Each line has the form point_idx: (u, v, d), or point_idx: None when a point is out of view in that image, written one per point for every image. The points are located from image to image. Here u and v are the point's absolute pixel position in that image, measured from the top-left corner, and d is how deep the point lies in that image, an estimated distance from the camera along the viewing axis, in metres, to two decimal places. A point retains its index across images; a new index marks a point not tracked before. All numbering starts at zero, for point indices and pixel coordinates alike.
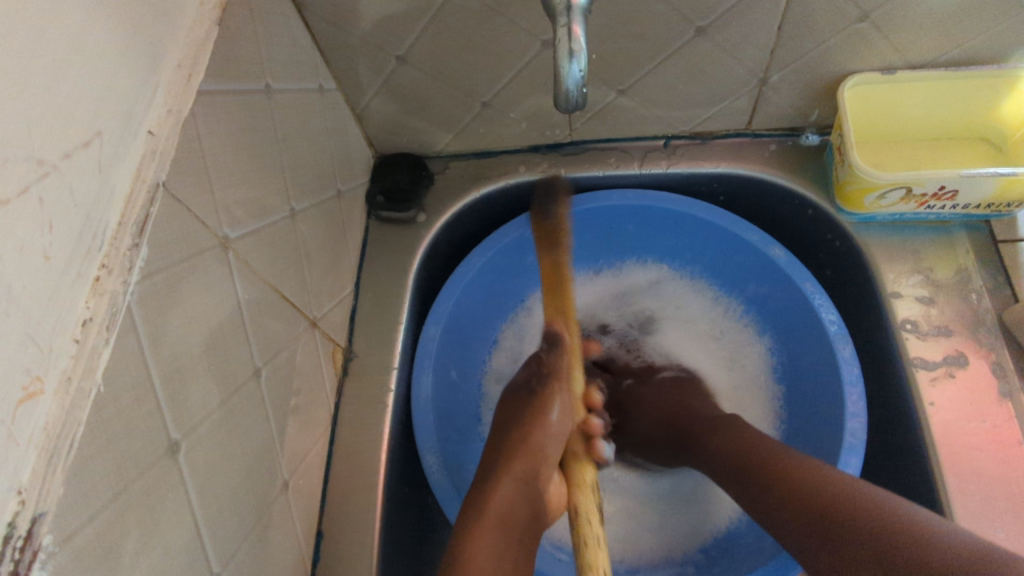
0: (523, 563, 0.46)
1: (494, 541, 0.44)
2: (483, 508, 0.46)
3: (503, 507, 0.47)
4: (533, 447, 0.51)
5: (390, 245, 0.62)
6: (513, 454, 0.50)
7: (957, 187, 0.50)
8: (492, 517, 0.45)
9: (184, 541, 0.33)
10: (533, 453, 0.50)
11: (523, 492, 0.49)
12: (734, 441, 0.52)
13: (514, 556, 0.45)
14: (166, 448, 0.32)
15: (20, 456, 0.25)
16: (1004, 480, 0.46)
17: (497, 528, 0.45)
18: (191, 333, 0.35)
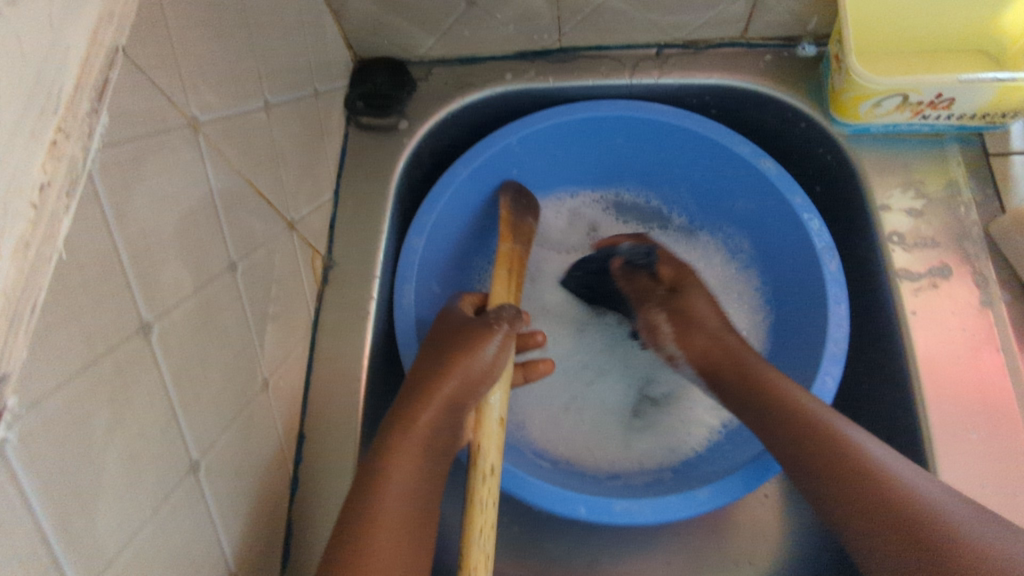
0: (432, 496, 0.45)
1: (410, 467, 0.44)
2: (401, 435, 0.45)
3: (422, 432, 0.45)
4: (471, 373, 0.47)
5: (371, 155, 0.60)
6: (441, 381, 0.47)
7: (954, 95, 0.49)
8: (407, 448, 0.44)
9: (161, 423, 0.33)
10: (464, 378, 0.47)
11: (448, 419, 0.46)
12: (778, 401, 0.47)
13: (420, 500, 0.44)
14: (137, 327, 0.31)
15: None
16: (979, 385, 0.47)
17: (413, 459, 0.44)
18: (160, 212, 0.34)
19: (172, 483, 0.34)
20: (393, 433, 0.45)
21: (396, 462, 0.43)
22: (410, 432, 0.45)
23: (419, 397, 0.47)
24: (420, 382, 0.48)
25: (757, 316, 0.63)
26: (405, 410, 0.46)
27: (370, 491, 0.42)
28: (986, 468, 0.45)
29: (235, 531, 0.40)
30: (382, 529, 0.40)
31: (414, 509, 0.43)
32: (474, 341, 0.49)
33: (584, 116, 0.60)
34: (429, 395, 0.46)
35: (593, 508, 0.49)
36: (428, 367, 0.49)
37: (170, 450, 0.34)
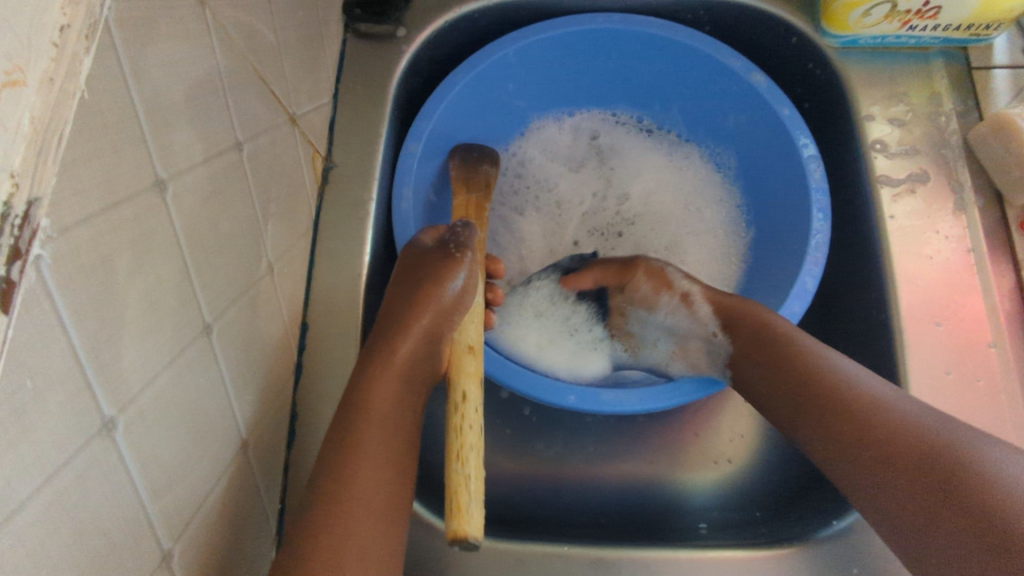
0: (411, 429, 0.45)
1: (391, 397, 0.44)
2: (380, 364, 0.45)
3: (402, 364, 0.45)
4: (444, 302, 0.48)
5: (369, 62, 0.60)
6: (415, 312, 0.47)
7: (942, 3, 0.50)
8: (386, 378, 0.45)
9: (176, 279, 0.35)
10: (438, 309, 0.47)
11: (425, 350, 0.47)
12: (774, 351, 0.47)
13: (402, 438, 0.44)
14: (153, 182, 0.33)
15: (11, 139, 0.24)
16: (948, 282, 0.50)
17: (392, 393, 0.44)
18: (170, 76, 0.34)
19: (187, 338, 0.35)
20: (370, 365, 0.45)
21: (374, 392, 0.44)
22: (388, 364, 0.45)
23: (393, 329, 0.47)
24: (392, 315, 0.48)
25: (737, 225, 0.66)
26: (380, 345, 0.46)
27: (354, 415, 0.42)
28: (952, 357, 0.48)
29: (244, 401, 0.42)
30: (365, 451, 0.41)
31: (397, 441, 0.43)
32: (444, 270, 0.49)
33: (582, 27, 0.60)
34: (406, 326, 0.47)
35: (583, 397, 0.52)
36: (399, 301, 0.49)
37: (186, 307, 0.35)
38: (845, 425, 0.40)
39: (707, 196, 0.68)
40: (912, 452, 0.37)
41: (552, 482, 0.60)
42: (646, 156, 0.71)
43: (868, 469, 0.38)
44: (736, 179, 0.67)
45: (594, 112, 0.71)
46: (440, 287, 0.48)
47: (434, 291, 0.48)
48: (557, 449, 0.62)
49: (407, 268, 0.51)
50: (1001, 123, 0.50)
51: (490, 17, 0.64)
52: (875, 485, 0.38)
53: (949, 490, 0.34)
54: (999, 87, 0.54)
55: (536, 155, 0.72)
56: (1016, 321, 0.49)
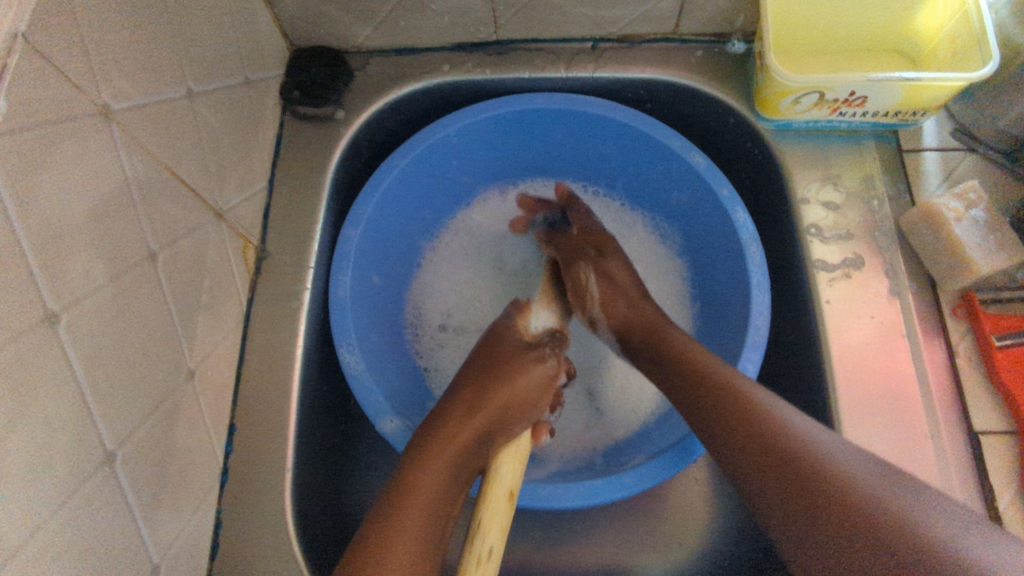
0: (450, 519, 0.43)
1: (439, 475, 0.43)
2: (438, 444, 0.45)
3: (461, 447, 0.45)
4: (515, 400, 0.51)
5: (307, 146, 0.59)
6: (486, 403, 0.50)
7: (866, 93, 0.51)
8: (443, 456, 0.44)
9: (70, 411, 0.33)
10: (515, 413, 0.50)
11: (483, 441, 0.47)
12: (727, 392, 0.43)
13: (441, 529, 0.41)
14: (42, 318, 0.31)
15: None
16: (884, 370, 0.50)
17: (444, 474, 0.43)
18: (69, 202, 0.33)
19: (83, 472, 0.34)
20: (426, 442, 0.45)
21: (428, 467, 0.43)
22: (448, 446, 0.45)
23: (460, 415, 0.48)
24: (458, 403, 0.49)
25: (681, 299, 0.65)
26: (441, 427, 0.47)
27: (398, 490, 0.42)
28: (892, 447, 0.48)
29: (157, 522, 0.40)
30: (402, 524, 0.39)
31: (438, 526, 0.41)
32: (529, 375, 0.54)
33: (521, 108, 0.60)
34: (474, 414, 0.48)
35: (522, 493, 0.51)
36: (474, 391, 0.51)
37: (81, 441, 0.34)
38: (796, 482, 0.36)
39: (653, 270, 0.67)
40: (867, 519, 0.33)
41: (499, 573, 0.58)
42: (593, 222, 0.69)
43: (823, 534, 0.34)
44: (680, 252, 0.66)
45: (536, 183, 0.70)
46: (513, 384, 0.52)
47: (510, 397, 0.51)
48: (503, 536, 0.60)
49: (482, 359, 0.54)
50: (928, 213, 0.51)
51: (431, 97, 0.64)
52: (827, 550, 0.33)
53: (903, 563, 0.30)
54: (929, 170, 0.55)
55: (480, 225, 0.70)
56: (951, 409, 0.49)
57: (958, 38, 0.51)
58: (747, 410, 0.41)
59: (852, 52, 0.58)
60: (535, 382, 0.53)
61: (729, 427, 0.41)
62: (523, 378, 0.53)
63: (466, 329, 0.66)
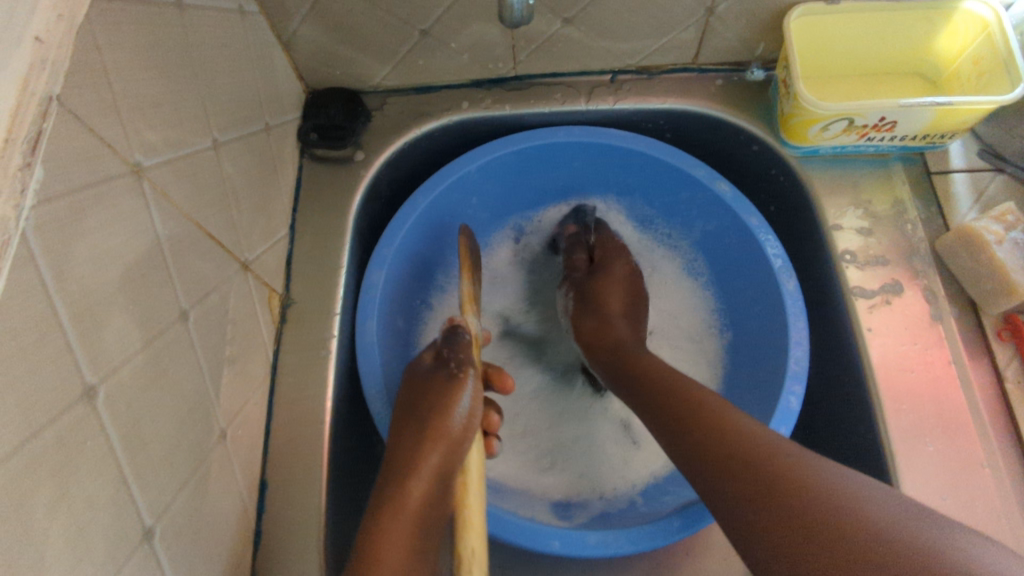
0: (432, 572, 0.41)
1: (408, 533, 0.40)
2: (396, 502, 0.42)
3: (419, 497, 0.42)
4: (455, 434, 0.45)
5: (327, 188, 0.58)
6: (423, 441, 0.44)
7: (896, 118, 0.51)
8: (405, 514, 0.41)
9: (109, 489, 0.31)
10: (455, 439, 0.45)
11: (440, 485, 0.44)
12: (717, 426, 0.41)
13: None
14: (80, 393, 0.29)
15: None
16: (932, 396, 0.49)
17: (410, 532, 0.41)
18: (104, 265, 0.32)
19: (123, 552, 0.32)
20: (379, 512, 0.41)
21: (389, 531, 0.40)
22: (405, 503, 0.41)
23: (406, 464, 0.43)
24: (399, 456, 0.44)
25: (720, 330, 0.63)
26: (393, 481, 0.43)
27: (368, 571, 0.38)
28: (950, 478, 0.46)
29: None
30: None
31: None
32: (449, 393, 0.47)
33: (543, 143, 0.59)
34: (418, 465, 0.43)
35: (567, 541, 0.49)
36: (407, 435, 0.45)
37: (121, 518, 0.32)
38: (768, 501, 0.35)
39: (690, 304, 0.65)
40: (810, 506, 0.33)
41: None
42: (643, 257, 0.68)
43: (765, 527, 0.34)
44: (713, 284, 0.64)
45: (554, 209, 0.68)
46: (449, 416, 0.46)
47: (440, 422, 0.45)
48: None
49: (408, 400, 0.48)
50: (967, 235, 0.50)
51: (450, 134, 0.63)
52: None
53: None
54: (959, 192, 0.55)
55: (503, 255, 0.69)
56: (1005, 436, 0.47)
57: (983, 60, 0.51)
58: (739, 440, 0.39)
59: (875, 76, 0.57)
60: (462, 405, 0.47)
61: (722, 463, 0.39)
62: (449, 402, 0.46)
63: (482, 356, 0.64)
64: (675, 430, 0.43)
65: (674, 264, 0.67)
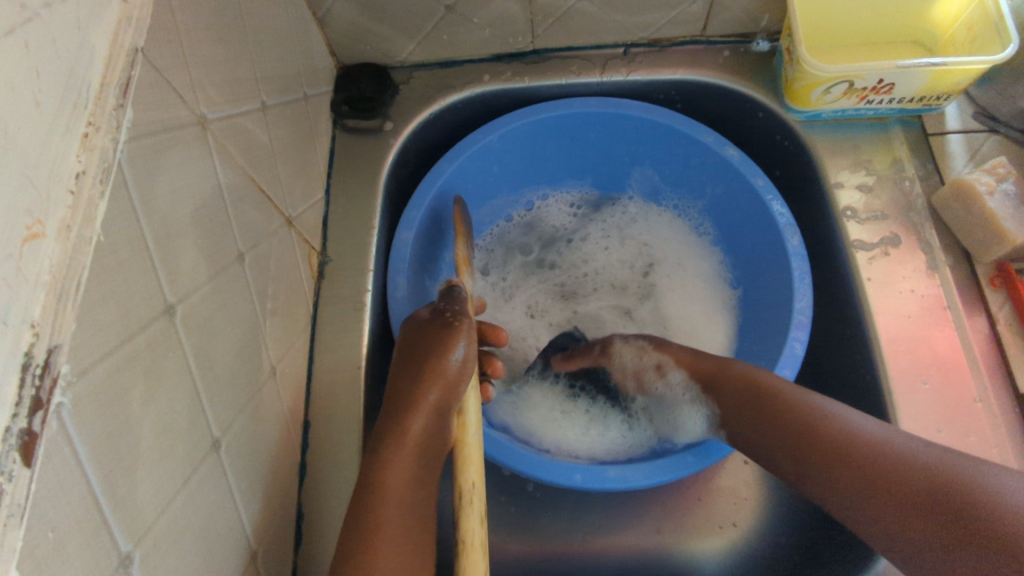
0: (431, 501, 0.46)
1: (407, 470, 0.45)
2: (394, 443, 0.45)
3: (415, 438, 0.46)
4: (449, 376, 0.48)
5: (358, 156, 0.62)
6: (421, 387, 0.47)
7: (893, 80, 0.54)
8: (403, 453, 0.45)
9: (187, 397, 0.35)
10: (449, 383, 0.47)
11: (438, 425, 0.47)
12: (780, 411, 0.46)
13: (421, 510, 0.45)
14: (163, 308, 0.33)
15: (30, 294, 0.24)
16: (930, 338, 0.52)
17: (410, 468, 0.45)
18: (178, 201, 0.36)
19: (198, 455, 0.36)
20: (383, 448, 0.45)
21: (390, 468, 0.44)
22: (403, 443, 0.45)
23: (403, 410, 0.46)
24: (399, 397, 0.48)
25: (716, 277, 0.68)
26: (392, 423, 0.46)
27: (375, 504, 0.42)
28: (944, 412, 0.50)
29: (252, 511, 0.42)
30: (385, 532, 0.41)
31: (414, 516, 0.44)
32: (445, 341, 0.49)
33: (560, 113, 0.63)
34: (416, 404, 0.46)
35: (589, 475, 0.52)
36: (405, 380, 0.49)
37: (196, 426, 0.36)
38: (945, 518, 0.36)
39: (677, 259, 0.71)
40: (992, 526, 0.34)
41: (561, 561, 0.59)
42: (614, 230, 0.73)
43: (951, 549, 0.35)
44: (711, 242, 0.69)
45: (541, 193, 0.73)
46: (443, 359, 0.48)
47: (436, 368, 0.48)
48: (563, 526, 0.61)
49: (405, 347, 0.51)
50: (961, 188, 0.53)
51: (472, 106, 0.67)
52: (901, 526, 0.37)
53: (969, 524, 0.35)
54: (955, 151, 0.58)
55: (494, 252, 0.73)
56: (997, 373, 0.51)
57: (976, 24, 0.55)
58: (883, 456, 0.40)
59: (873, 43, 0.61)
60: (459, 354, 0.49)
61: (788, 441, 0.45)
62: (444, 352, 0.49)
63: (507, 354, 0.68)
64: (804, 445, 0.44)
65: (653, 228, 0.72)
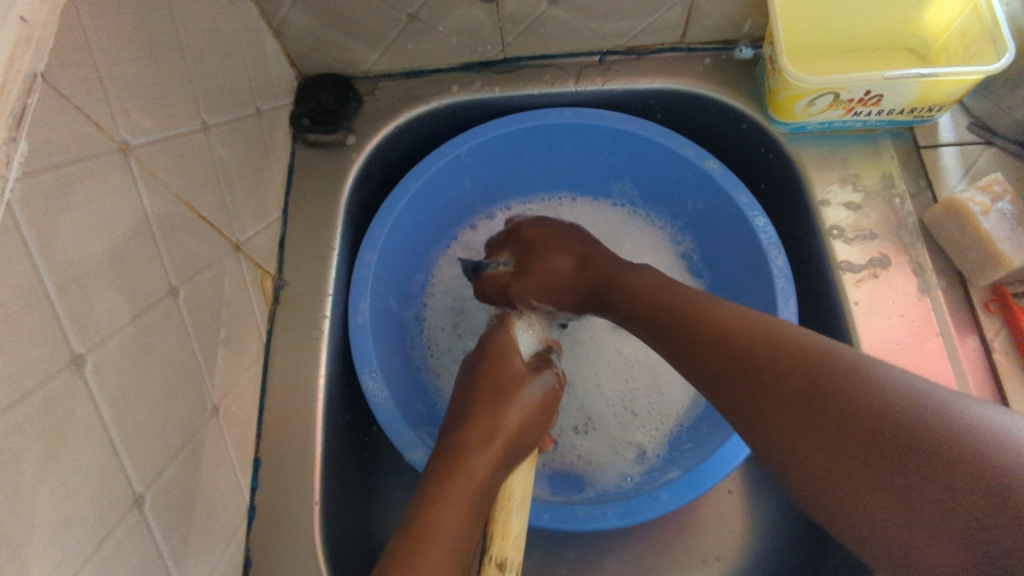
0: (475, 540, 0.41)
1: (465, 501, 0.40)
2: (460, 472, 0.42)
3: (482, 470, 0.42)
4: (529, 419, 0.47)
5: (319, 171, 0.59)
6: (507, 417, 0.46)
7: (882, 92, 0.50)
8: (466, 484, 0.41)
9: (100, 454, 0.32)
10: (531, 424, 0.47)
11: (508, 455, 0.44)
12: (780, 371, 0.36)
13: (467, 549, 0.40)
14: (68, 360, 0.30)
15: None
16: (920, 366, 0.49)
17: (471, 501, 0.41)
18: (92, 239, 0.33)
19: (114, 515, 0.33)
20: (454, 467, 0.42)
21: (454, 497, 0.40)
22: (471, 472, 0.42)
23: (480, 438, 0.44)
24: (476, 424, 0.45)
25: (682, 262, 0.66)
26: (465, 450, 0.43)
27: (417, 533, 0.38)
28: None
29: (187, 563, 0.39)
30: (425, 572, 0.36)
31: (460, 557, 0.39)
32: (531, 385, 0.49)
33: (534, 125, 0.60)
34: (498, 432, 0.45)
35: (557, 514, 0.50)
36: (492, 415, 0.46)
37: (112, 483, 0.33)
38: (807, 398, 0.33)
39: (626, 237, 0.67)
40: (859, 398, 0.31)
41: None
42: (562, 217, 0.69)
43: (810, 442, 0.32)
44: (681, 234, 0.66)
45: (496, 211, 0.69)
46: (527, 400, 0.48)
47: (522, 403, 0.47)
48: (536, 562, 0.58)
49: (487, 382, 0.49)
50: (953, 207, 0.50)
51: (441, 118, 0.64)
52: (823, 462, 0.31)
53: (959, 481, 0.26)
54: (948, 165, 0.55)
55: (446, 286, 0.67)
56: (991, 405, 0.48)
57: (971, 33, 0.51)
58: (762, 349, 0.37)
59: (863, 52, 0.57)
60: (541, 400, 0.49)
61: (755, 405, 0.36)
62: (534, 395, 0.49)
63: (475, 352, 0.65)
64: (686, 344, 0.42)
65: (600, 216, 0.68)
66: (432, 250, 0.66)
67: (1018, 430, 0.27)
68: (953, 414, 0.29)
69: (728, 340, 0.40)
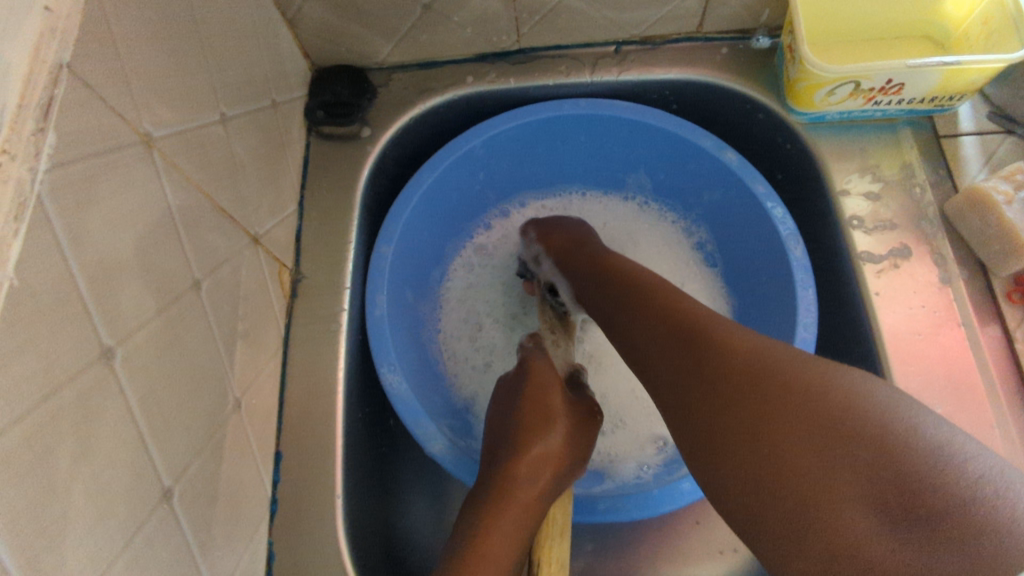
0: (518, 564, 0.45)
1: (513, 530, 0.44)
2: (507, 500, 0.45)
3: (526, 497, 0.45)
4: (571, 444, 0.49)
5: (334, 164, 0.59)
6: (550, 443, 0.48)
7: (904, 80, 0.50)
8: (513, 513, 0.44)
9: (130, 449, 0.32)
10: (574, 449, 0.49)
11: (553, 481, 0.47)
12: (753, 396, 0.35)
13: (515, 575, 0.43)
14: (97, 353, 0.30)
15: None
16: (942, 357, 0.49)
17: (517, 529, 0.44)
18: (118, 232, 0.33)
19: (143, 510, 0.33)
20: (501, 496, 0.45)
21: (502, 528, 0.43)
22: (517, 500, 0.45)
23: (529, 467, 0.47)
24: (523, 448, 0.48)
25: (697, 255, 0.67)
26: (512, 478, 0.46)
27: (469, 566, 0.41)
28: None
29: (214, 557, 0.39)
30: None
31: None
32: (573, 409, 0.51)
33: (550, 115, 0.59)
34: (544, 458, 0.47)
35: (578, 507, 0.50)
36: (540, 443, 0.48)
37: (142, 478, 0.33)
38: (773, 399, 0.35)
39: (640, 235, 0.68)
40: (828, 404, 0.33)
41: None
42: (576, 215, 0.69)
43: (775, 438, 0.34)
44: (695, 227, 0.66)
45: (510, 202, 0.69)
46: (569, 425, 0.50)
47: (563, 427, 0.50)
48: None
49: (534, 405, 0.50)
50: (975, 197, 0.50)
51: (455, 109, 0.64)
52: (785, 457, 0.33)
53: (909, 490, 0.29)
54: (969, 155, 0.54)
55: (461, 277, 0.67)
56: (1014, 395, 0.47)
57: (992, 20, 0.51)
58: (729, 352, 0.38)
59: (882, 40, 0.57)
60: (582, 425, 0.51)
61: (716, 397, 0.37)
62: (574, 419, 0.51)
63: (492, 345, 0.65)
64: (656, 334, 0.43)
65: (614, 213, 0.69)
66: (446, 242, 0.66)
67: (962, 450, 0.30)
68: (912, 427, 0.31)
69: (699, 335, 0.40)
